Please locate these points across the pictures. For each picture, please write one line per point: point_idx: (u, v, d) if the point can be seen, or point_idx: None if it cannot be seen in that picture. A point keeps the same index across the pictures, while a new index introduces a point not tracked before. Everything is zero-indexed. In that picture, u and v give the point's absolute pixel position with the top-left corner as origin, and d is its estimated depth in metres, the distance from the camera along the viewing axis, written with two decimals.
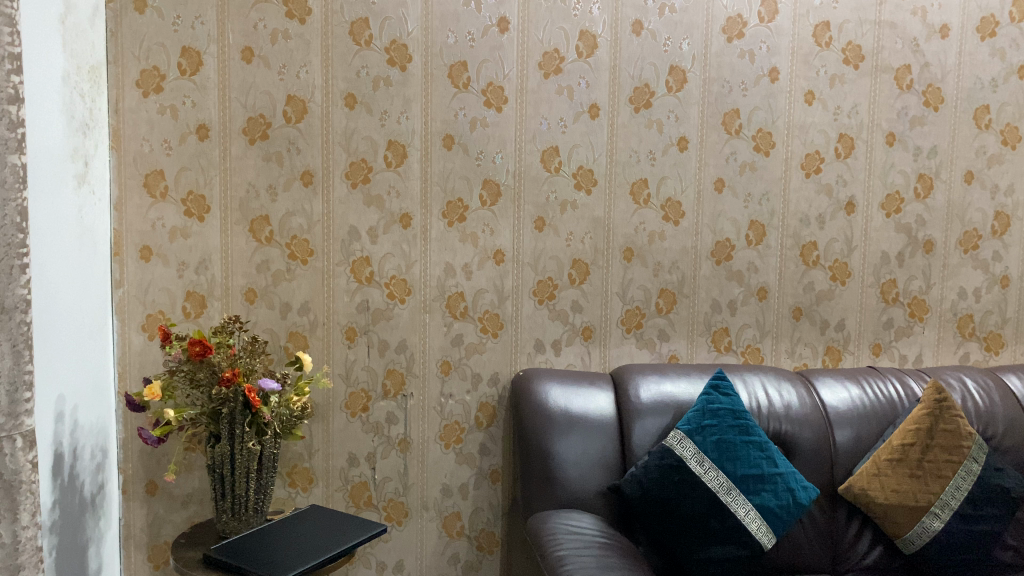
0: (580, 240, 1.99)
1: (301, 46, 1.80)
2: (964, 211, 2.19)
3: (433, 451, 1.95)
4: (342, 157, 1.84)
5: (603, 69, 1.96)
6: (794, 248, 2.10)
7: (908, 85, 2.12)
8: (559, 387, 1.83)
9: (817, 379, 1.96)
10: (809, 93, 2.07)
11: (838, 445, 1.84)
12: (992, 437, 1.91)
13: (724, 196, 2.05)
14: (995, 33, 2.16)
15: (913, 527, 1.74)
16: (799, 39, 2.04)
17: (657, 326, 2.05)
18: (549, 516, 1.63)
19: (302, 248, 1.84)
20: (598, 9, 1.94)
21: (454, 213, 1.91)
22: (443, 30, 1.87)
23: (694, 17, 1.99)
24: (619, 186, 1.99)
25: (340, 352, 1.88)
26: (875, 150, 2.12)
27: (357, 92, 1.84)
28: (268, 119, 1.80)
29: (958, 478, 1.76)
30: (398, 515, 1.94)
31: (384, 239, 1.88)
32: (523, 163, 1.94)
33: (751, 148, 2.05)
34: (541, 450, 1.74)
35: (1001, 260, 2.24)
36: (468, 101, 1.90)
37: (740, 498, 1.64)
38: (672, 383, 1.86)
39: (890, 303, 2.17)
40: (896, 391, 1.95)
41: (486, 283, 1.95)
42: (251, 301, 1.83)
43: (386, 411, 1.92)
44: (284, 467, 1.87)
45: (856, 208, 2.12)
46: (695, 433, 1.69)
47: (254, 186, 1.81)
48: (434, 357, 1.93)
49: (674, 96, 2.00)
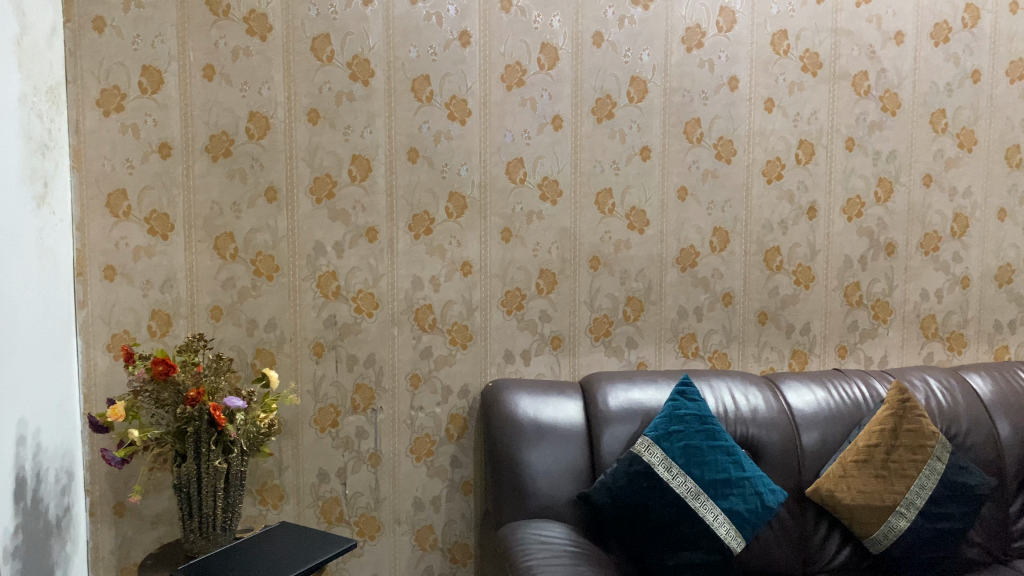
0: (547, 250, 2.00)
1: (263, 63, 1.80)
2: (924, 214, 2.23)
3: (404, 465, 1.94)
4: (306, 172, 1.85)
5: (565, 81, 1.97)
6: (758, 254, 2.12)
7: (865, 91, 2.16)
8: (529, 397, 1.84)
9: (784, 382, 1.98)
10: (769, 101, 2.10)
11: (805, 448, 1.86)
12: (955, 436, 1.93)
13: (688, 204, 2.07)
14: (949, 39, 2.21)
15: (880, 527, 1.76)
16: (757, 48, 2.07)
17: (626, 334, 2.07)
18: (519, 526, 1.64)
19: (267, 265, 1.84)
20: (559, 21, 1.96)
21: (420, 226, 1.92)
22: (405, 45, 1.88)
23: (654, 28, 2.01)
24: (584, 196, 2.01)
25: (308, 367, 1.88)
26: (835, 156, 2.15)
27: (320, 108, 1.84)
28: (230, 136, 1.80)
29: (922, 476, 1.79)
30: (370, 529, 1.94)
31: (350, 254, 1.88)
32: (489, 175, 1.95)
33: (713, 155, 2.07)
34: (511, 460, 1.74)
35: (962, 262, 2.27)
36: (432, 114, 1.91)
37: (708, 503, 1.65)
38: (639, 390, 1.88)
39: (854, 305, 2.20)
40: (860, 393, 1.97)
41: (455, 295, 1.95)
42: (217, 319, 1.82)
43: (356, 426, 1.91)
44: (254, 485, 1.86)
45: (817, 212, 2.15)
46: (663, 439, 1.70)
47: (219, 204, 1.80)
48: (404, 371, 1.93)
49: (636, 106, 2.02)
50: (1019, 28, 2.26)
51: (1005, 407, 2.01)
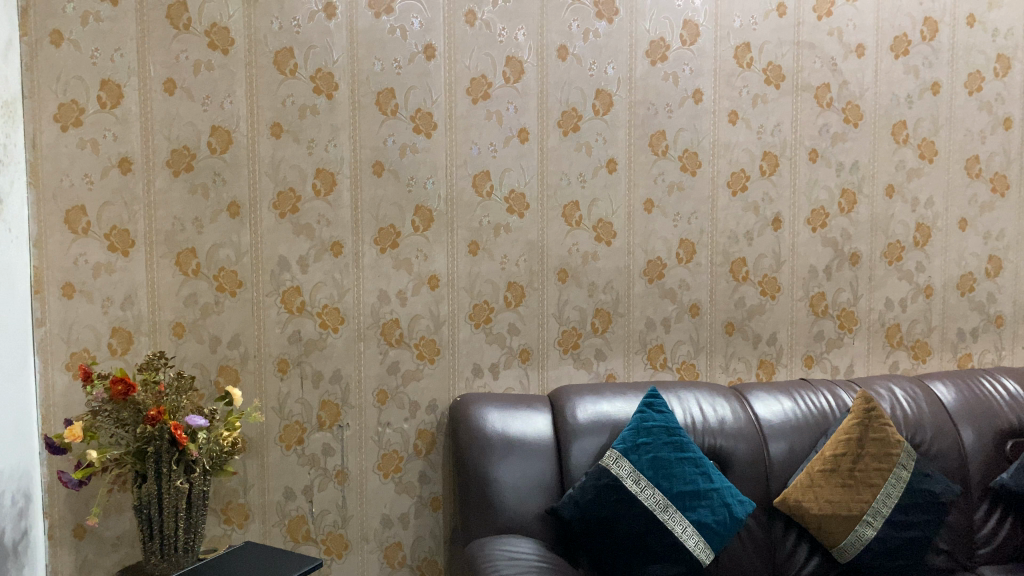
0: (514, 262, 1.99)
1: (225, 77, 1.78)
2: (887, 224, 2.26)
3: (371, 482, 1.92)
4: (269, 187, 1.83)
5: (530, 94, 1.98)
6: (723, 265, 2.14)
7: (828, 103, 2.18)
8: (497, 411, 1.83)
9: (751, 393, 1.98)
10: (733, 113, 2.11)
11: (772, 458, 1.86)
12: (920, 444, 1.95)
13: (654, 216, 2.08)
14: (908, 52, 2.24)
15: (847, 536, 1.76)
16: (721, 61, 2.09)
17: (594, 346, 2.07)
18: (487, 542, 1.62)
19: (230, 280, 1.82)
20: (524, 35, 1.96)
21: (386, 240, 1.90)
22: (369, 58, 1.87)
23: (619, 41, 2.02)
24: (551, 209, 2.01)
25: (273, 384, 1.85)
26: (799, 167, 2.17)
27: (283, 121, 1.83)
28: (192, 150, 1.78)
29: (888, 485, 1.80)
30: (337, 547, 1.91)
31: (315, 269, 1.86)
32: (455, 188, 1.94)
33: (678, 168, 2.08)
34: (479, 475, 1.73)
35: (925, 271, 2.30)
36: (397, 127, 1.90)
37: (676, 515, 1.65)
38: (608, 402, 1.87)
39: (820, 315, 2.22)
40: (827, 403, 1.98)
41: (422, 309, 1.94)
42: (180, 336, 1.80)
43: (322, 443, 1.89)
44: (218, 504, 1.83)
45: (782, 223, 2.17)
46: (631, 452, 1.70)
47: (180, 219, 1.78)
48: (371, 387, 1.92)
49: (601, 119, 2.02)
50: (977, 40, 2.30)
51: (969, 414, 2.03)
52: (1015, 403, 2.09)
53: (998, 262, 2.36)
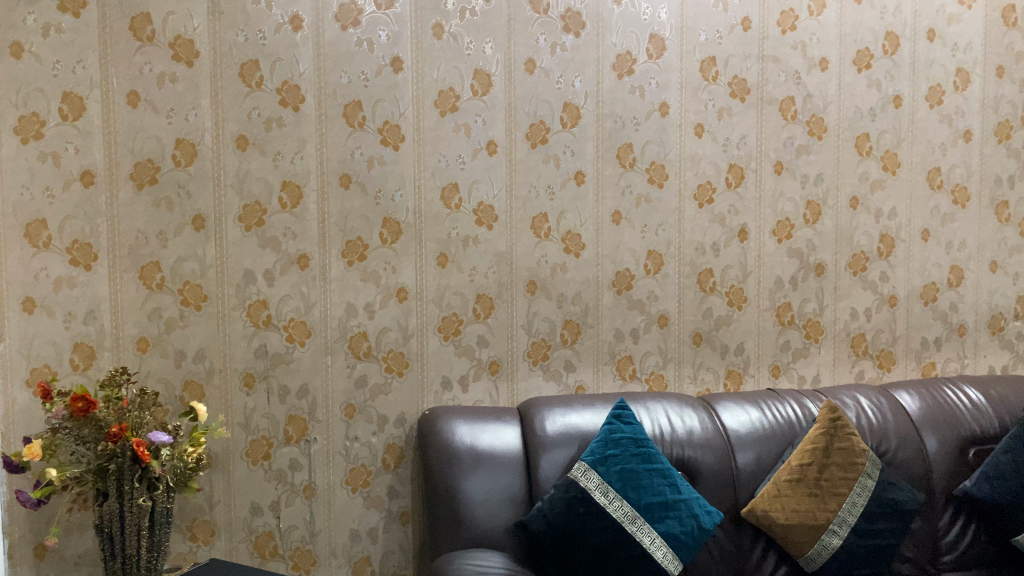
0: (483, 274, 1.99)
1: (190, 89, 1.77)
2: (851, 235, 2.29)
3: (339, 497, 1.91)
4: (234, 200, 1.81)
5: (498, 107, 1.98)
6: (691, 276, 2.15)
7: (792, 115, 2.21)
8: (466, 424, 1.82)
9: (719, 403, 1.99)
10: (699, 126, 2.13)
11: (740, 468, 1.87)
12: (885, 452, 1.97)
13: (622, 228, 2.09)
14: (871, 65, 2.27)
15: (814, 545, 1.78)
16: (687, 75, 2.11)
17: (563, 357, 2.07)
18: (455, 557, 1.62)
19: (195, 294, 1.80)
20: (491, 48, 1.97)
21: (354, 252, 1.90)
22: (336, 70, 1.86)
23: (586, 55, 2.04)
24: (520, 221, 2.01)
25: (239, 400, 1.84)
26: (764, 180, 2.20)
27: (249, 134, 1.81)
28: (156, 163, 1.76)
29: (854, 494, 1.82)
30: (305, 563, 1.89)
31: (281, 282, 1.85)
32: (423, 200, 1.94)
33: (646, 180, 2.10)
34: (447, 488, 1.72)
35: (888, 281, 2.33)
36: (364, 140, 1.89)
37: (645, 527, 1.65)
38: (577, 414, 1.87)
39: (786, 325, 2.24)
40: (793, 413, 2.00)
41: (390, 322, 1.93)
42: (144, 351, 1.77)
43: (289, 458, 1.87)
44: (184, 520, 1.80)
45: (747, 235, 2.19)
46: (599, 464, 1.70)
47: (144, 233, 1.76)
48: (338, 401, 1.90)
49: (569, 131, 2.03)
50: (937, 55, 2.34)
51: (932, 423, 2.06)
52: (977, 412, 2.12)
53: (960, 272, 2.40)
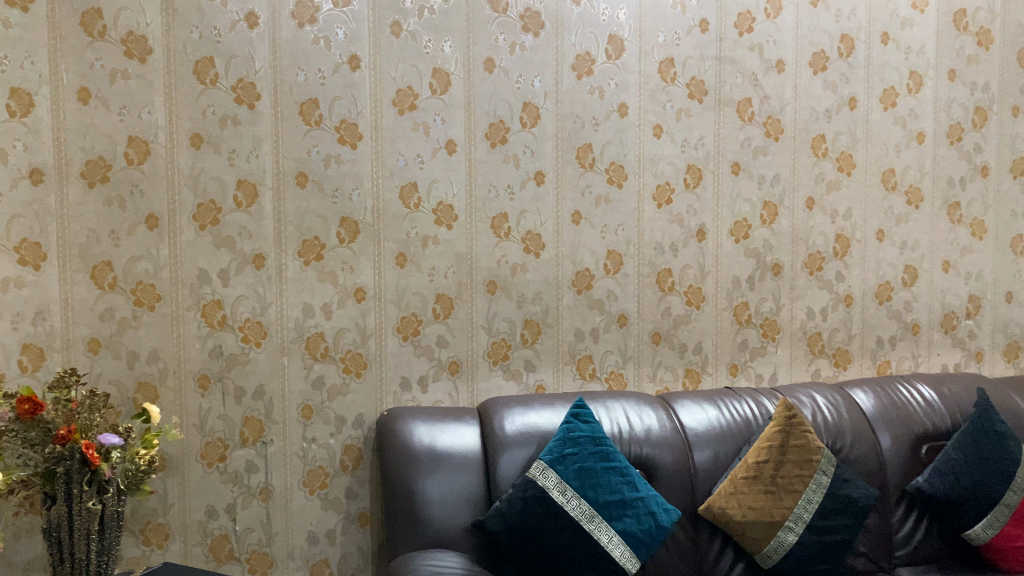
0: (442, 274, 1.98)
1: (143, 87, 1.74)
2: (808, 235, 2.32)
3: (297, 499, 1.89)
4: (189, 199, 1.79)
5: (457, 106, 1.98)
6: (650, 276, 2.16)
7: (749, 117, 2.23)
8: (424, 424, 1.82)
9: (677, 402, 2.01)
10: (658, 127, 2.15)
11: (697, 466, 1.89)
12: (840, 449, 2.00)
13: (582, 228, 2.10)
14: (826, 68, 2.31)
15: (770, 542, 1.79)
16: (646, 76, 2.13)
17: (523, 357, 2.07)
18: (413, 557, 1.61)
19: (148, 294, 1.77)
20: (450, 47, 1.96)
21: (311, 252, 1.88)
22: (292, 68, 1.85)
23: (545, 55, 2.04)
24: (479, 221, 2.01)
25: (193, 402, 1.81)
26: (721, 180, 2.22)
27: (203, 132, 1.79)
28: (108, 161, 1.72)
29: (809, 491, 1.84)
30: (262, 566, 1.87)
31: (236, 282, 1.83)
32: (381, 200, 1.93)
33: (605, 180, 2.11)
34: (405, 489, 1.71)
35: (844, 280, 2.36)
36: (322, 138, 1.88)
37: (603, 525, 1.66)
38: (536, 414, 1.87)
39: (743, 324, 2.26)
40: (750, 410, 2.02)
41: (348, 322, 1.92)
42: (95, 352, 1.74)
43: (245, 460, 1.85)
44: (137, 524, 1.77)
45: (705, 235, 2.21)
46: (557, 462, 1.70)
47: (95, 232, 1.72)
48: (295, 402, 1.89)
49: (529, 131, 2.04)
50: (891, 58, 2.38)
51: (886, 421, 2.09)
52: (930, 409, 2.15)
53: (913, 272, 2.44)
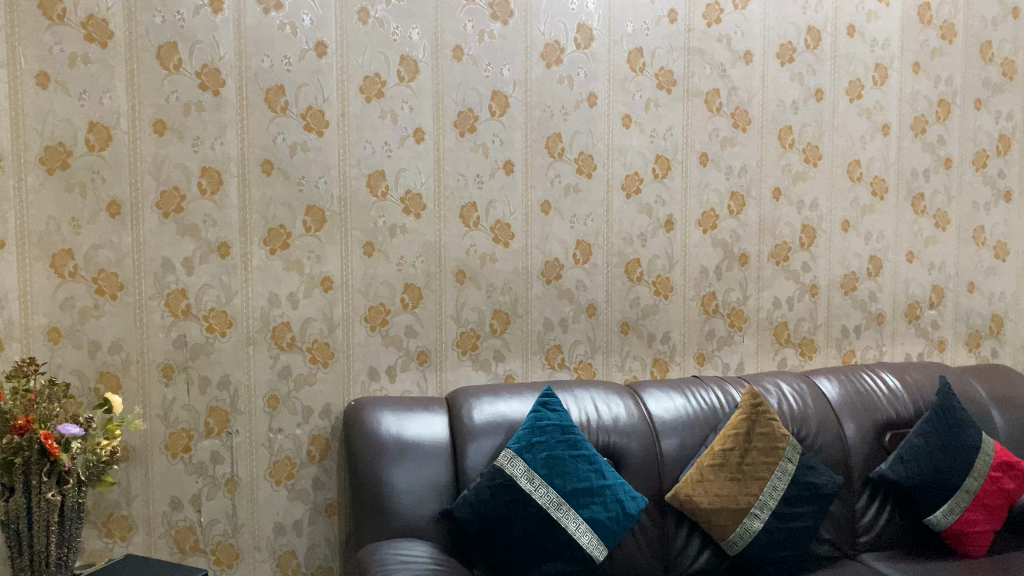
0: (411, 264, 1.97)
1: (104, 71, 1.70)
2: (774, 226, 2.34)
3: (263, 489, 1.87)
4: (152, 186, 1.76)
5: (425, 94, 1.96)
6: (619, 266, 2.17)
7: (717, 108, 2.24)
8: (392, 414, 1.81)
9: (644, 391, 2.02)
10: (627, 117, 2.15)
11: (665, 454, 1.90)
12: (806, 437, 2.02)
13: (551, 218, 2.10)
14: (794, 59, 2.32)
15: (735, 529, 1.81)
16: (615, 65, 2.13)
17: (492, 347, 2.07)
18: (380, 547, 1.60)
19: (110, 283, 1.74)
20: (418, 34, 1.95)
21: (276, 240, 1.86)
22: (257, 55, 1.82)
23: (513, 44, 2.03)
24: (447, 210, 2.00)
25: (157, 392, 1.78)
26: (690, 171, 2.23)
27: (167, 118, 1.76)
28: (68, 147, 1.69)
29: (775, 478, 1.85)
30: (228, 558, 1.85)
31: (201, 270, 1.81)
32: (349, 188, 1.91)
33: (574, 170, 2.11)
34: (372, 478, 1.71)
35: (810, 271, 2.39)
36: (287, 125, 1.86)
37: (570, 513, 1.66)
38: (504, 403, 1.87)
39: (711, 314, 2.28)
40: (716, 399, 2.03)
41: (314, 312, 1.90)
42: (56, 342, 1.70)
43: (210, 451, 1.83)
44: (99, 516, 1.74)
45: (674, 225, 2.22)
46: (525, 451, 1.70)
47: (55, 219, 1.69)
48: (261, 393, 1.87)
49: (497, 120, 2.03)
50: (857, 50, 2.40)
51: (851, 409, 2.12)
52: (894, 397, 2.18)
53: (878, 262, 2.47)
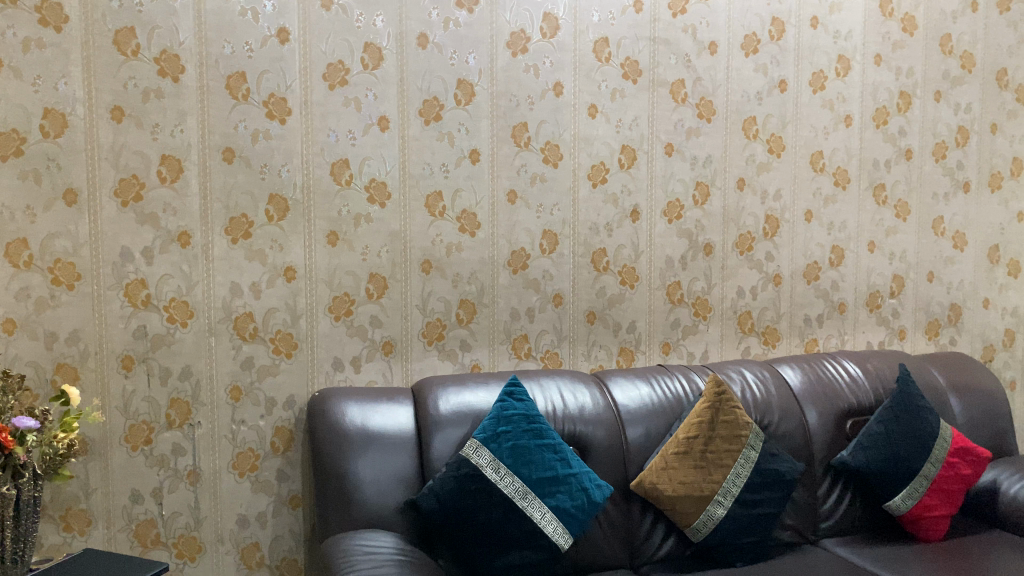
0: (376, 254, 1.96)
1: (59, 56, 1.66)
2: (738, 216, 2.35)
3: (226, 482, 1.85)
4: (110, 174, 1.72)
5: (390, 81, 1.95)
6: (585, 256, 2.17)
7: (682, 98, 2.25)
8: (357, 405, 1.80)
9: (610, 380, 2.02)
10: (593, 107, 2.15)
11: (629, 442, 1.91)
12: (769, 425, 2.04)
13: (517, 207, 2.09)
14: (758, 50, 2.34)
15: (699, 516, 1.82)
16: (580, 55, 2.13)
17: (458, 337, 2.06)
18: (344, 538, 1.59)
19: (67, 273, 1.70)
20: (382, 21, 1.93)
21: (238, 230, 1.84)
22: (218, 40, 1.79)
23: (479, 32, 2.02)
24: (413, 199, 1.99)
25: (116, 383, 1.76)
26: (655, 161, 2.24)
27: (125, 105, 1.73)
28: (22, 134, 1.65)
29: (738, 465, 1.87)
30: (190, 550, 1.83)
31: (161, 260, 1.78)
32: (312, 176, 1.89)
33: (540, 160, 2.10)
34: (336, 470, 1.69)
35: (773, 260, 2.41)
36: (249, 112, 1.83)
37: (536, 502, 1.66)
38: (470, 392, 1.87)
39: (676, 303, 2.29)
40: (681, 387, 2.05)
41: (277, 302, 1.88)
42: (10, 333, 1.66)
43: (171, 443, 1.80)
44: (57, 510, 1.71)
45: (640, 215, 2.23)
46: (491, 441, 1.70)
47: (9, 208, 1.65)
48: (223, 384, 1.84)
49: (463, 109, 2.02)
50: (820, 42, 2.42)
51: (813, 396, 2.15)
52: (855, 385, 2.22)
53: (840, 252, 2.50)
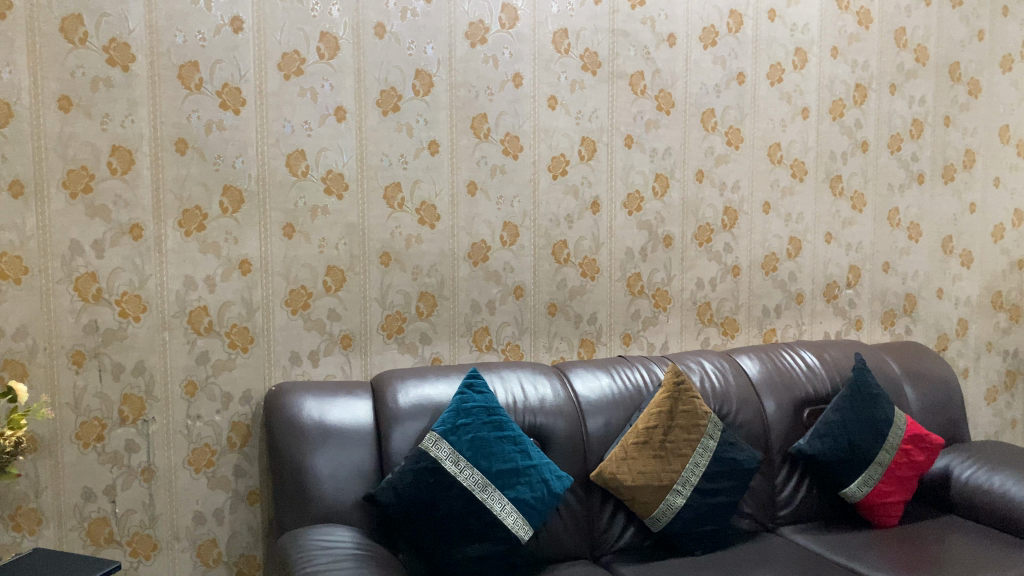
0: (333, 246, 1.94)
1: (3, 44, 1.62)
2: (697, 207, 2.37)
3: (182, 478, 1.83)
4: (57, 165, 1.68)
5: (347, 72, 1.92)
6: (545, 248, 2.17)
7: (642, 90, 2.25)
8: (314, 399, 1.78)
9: (570, 371, 2.03)
10: (552, 98, 2.15)
11: (589, 433, 1.91)
12: (727, 415, 2.06)
13: (477, 199, 2.08)
14: (716, 42, 2.35)
15: (659, 506, 1.84)
16: (539, 46, 2.12)
17: (418, 330, 2.05)
18: (302, 533, 1.57)
19: (14, 267, 1.66)
20: (338, 10, 1.90)
21: (192, 222, 1.80)
22: (170, 29, 1.76)
23: (437, 22, 2.01)
24: (371, 191, 1.97)
25: (66, 379, 1.72)
26: (615, 152, 2.24)
27: (73, 95, 1.69)
28: None
29: (697, 455, 1.88)
30: (145, 548, 1.80)
31: (112, 253, 1.74)
32: (267, 167, 1.87)
33: (500, 151, 2.10)
34: (293, 465, 1.68)
35: (732, 251, 2.43)
36: (202, 102, 1.79)
37: (496, 494, 1.66)
38: (430, 385, 1.86)
39: (637, 295, 2.30)
40: (640, 378, 2.05)
41: (233, 295, 1.85)
42: None
43: (124, 439, 1.77)
44: (6, 509, 1.68)
45: (600, 207, 2.23)
46: (450, 433, 1.68)
47: None
48: (177, 379, 1.81)
49: (421, 99, 2.00)
50: (777, 34, 2.44)
51: (771, 386, 2.17)
52: (812, 374, 2.24)
53: (798, 243, 2.53)
